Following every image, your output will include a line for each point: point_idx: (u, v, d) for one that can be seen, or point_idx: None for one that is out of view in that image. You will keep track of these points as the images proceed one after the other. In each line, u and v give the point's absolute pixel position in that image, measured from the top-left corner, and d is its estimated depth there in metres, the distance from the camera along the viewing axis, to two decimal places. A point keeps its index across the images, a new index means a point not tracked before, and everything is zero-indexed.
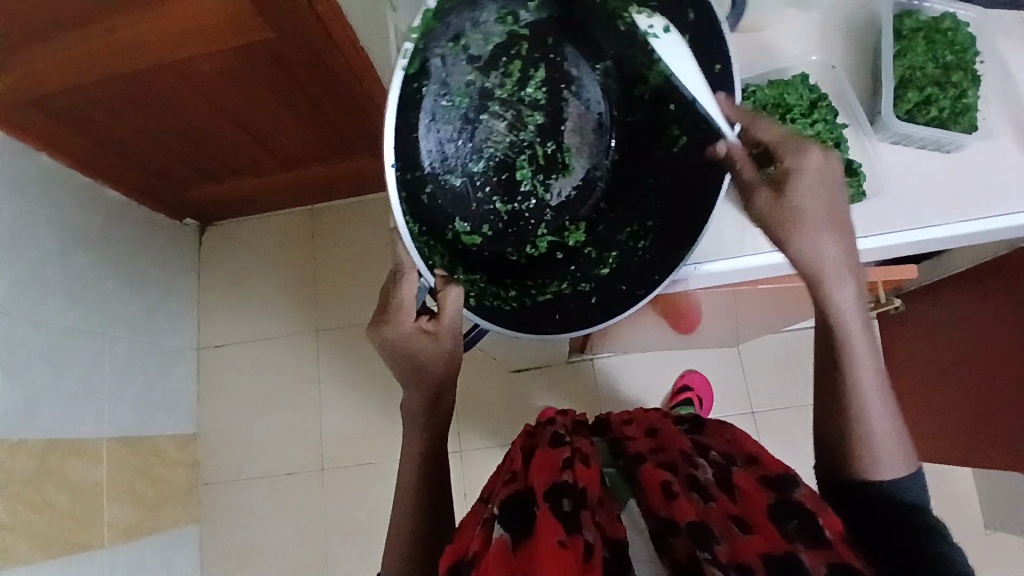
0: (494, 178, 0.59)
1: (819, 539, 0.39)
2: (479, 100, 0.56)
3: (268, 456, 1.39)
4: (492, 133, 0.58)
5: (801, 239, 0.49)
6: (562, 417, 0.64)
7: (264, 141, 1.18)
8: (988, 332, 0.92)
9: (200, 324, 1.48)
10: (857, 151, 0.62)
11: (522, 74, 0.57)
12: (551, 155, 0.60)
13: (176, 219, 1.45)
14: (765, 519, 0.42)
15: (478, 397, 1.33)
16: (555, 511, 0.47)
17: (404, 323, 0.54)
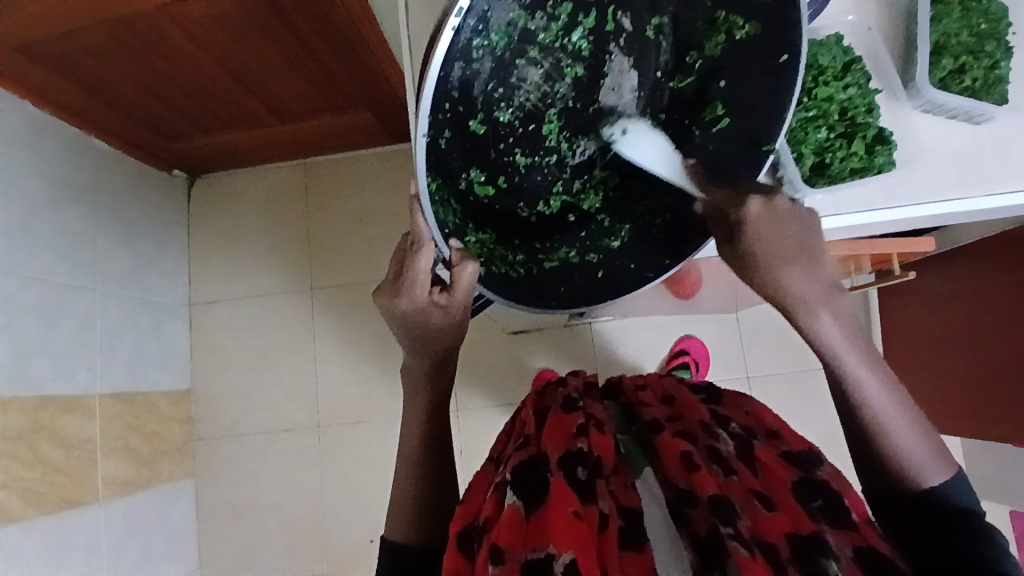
0: (520, 130, 0.51)
1: (844, 521, 0.41)
2: (518, 43, 0.46)
3: (263, 413, 1.39)
4: (525, 81, 0.49)
5: (782, 277, 0.52)
6: (574, 380, 0.63)
7: (259, 92, 1.13)
8: (992, 305, 0.92)
9: (191, 279, 1.45)
10: (889, 118, 0.59)
11: (570, 19, 0.47)
12: (583, 114, 0.53)
13: (164, 171, 1.39)
14: (789, 495, 0.43)
15: (476, 359, 1.32)
16: (570, 480, 0.44)
17: (418, 296, 0.53)
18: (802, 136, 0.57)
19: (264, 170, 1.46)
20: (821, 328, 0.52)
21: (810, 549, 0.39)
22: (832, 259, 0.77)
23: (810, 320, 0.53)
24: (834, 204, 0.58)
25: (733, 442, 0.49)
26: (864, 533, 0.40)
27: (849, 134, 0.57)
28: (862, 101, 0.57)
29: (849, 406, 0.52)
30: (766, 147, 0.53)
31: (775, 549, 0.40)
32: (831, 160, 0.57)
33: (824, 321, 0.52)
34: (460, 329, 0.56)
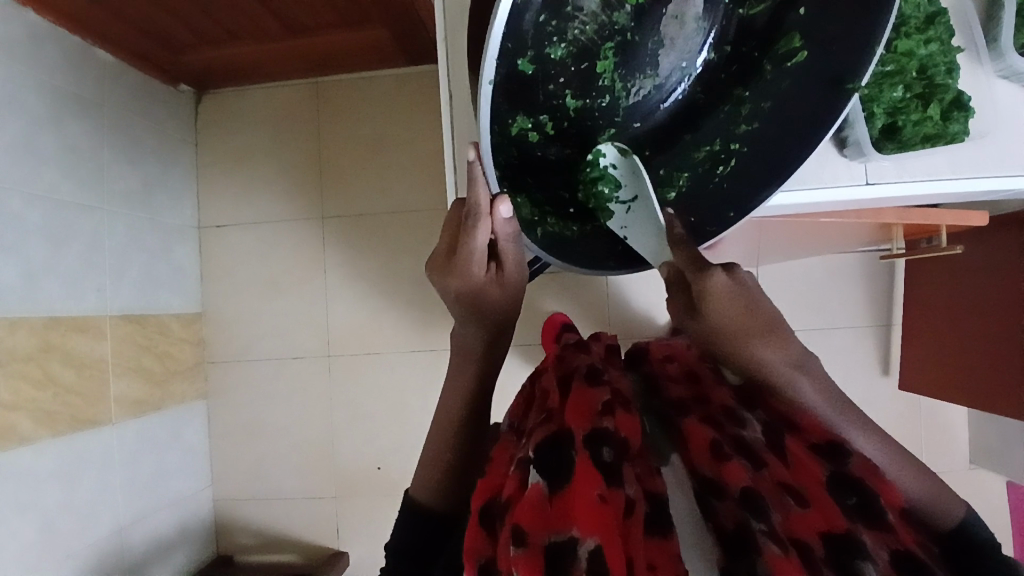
0: (573, 68, 0.50)
1: (880, 522, 0.38)
2: None
3: (273, 340, 1.39)
4: (584, 11, 0.47)
5: (763, 350, 0.45)
6: (596, 346, 0.64)
7: (269, 3, 1.06)
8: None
9: (200, 201, 1.41)
10: (966, 81, 0.54)
11: None
12: (635, 47, 0.53)
13: (170, 84, 1.33)
14: (821, 489, 0.40)
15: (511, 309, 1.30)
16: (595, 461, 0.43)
17: (471, 274, 0.53)
18: (875, 93, 0.53)
19: (274, 87, 1.39)
20: (770, 357, 0.45)
21: (842, 550, 0.36)
22: (872, 227, 0.74)
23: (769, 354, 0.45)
24: (899, 172, 0.53)
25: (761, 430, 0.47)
26: (900, 536, 0.37)
27: (927, 96, 0.52)
28: (942, 59, 0.52)
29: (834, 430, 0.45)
30: (850, 85, 0.49)
31: (808, 545, 0.37)
32: (903, 123, 0.52)
33: (781, 361, 0.45)
34: (515, 301, 0.57)
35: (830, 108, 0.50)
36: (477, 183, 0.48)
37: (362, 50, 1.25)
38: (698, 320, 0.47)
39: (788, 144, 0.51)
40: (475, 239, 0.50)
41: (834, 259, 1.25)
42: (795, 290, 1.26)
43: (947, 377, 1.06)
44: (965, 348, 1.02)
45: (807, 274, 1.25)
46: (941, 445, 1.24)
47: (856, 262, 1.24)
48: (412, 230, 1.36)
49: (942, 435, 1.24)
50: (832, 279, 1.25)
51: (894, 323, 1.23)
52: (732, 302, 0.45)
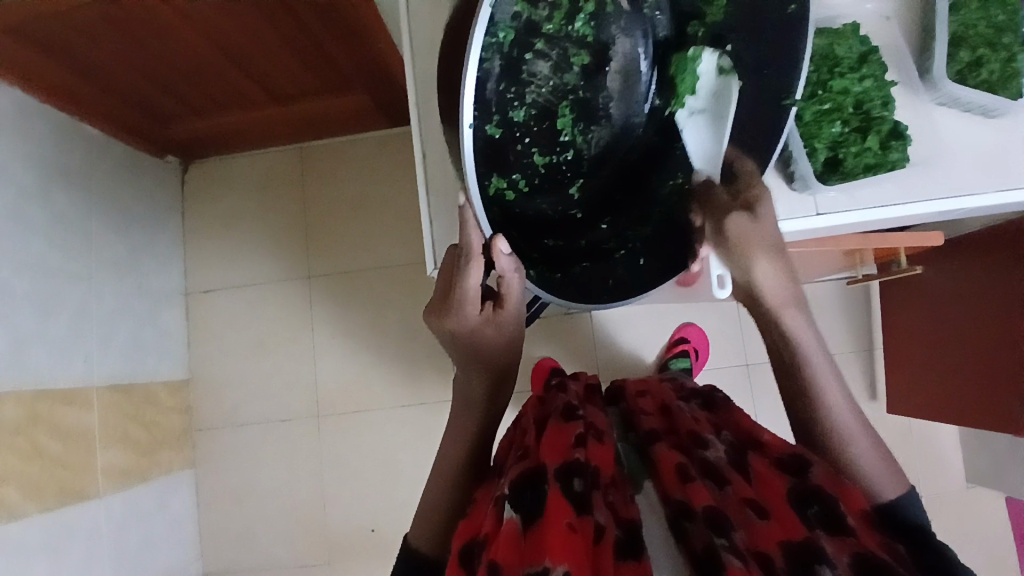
0: (535, 127, 0.54)
1: (841, 528, 0.38)
2: (525, 35, 0.50)
3: (261, 402, 1.38)
4: (535, 76, 0.52)
5: (755, 263, 0.54)
6: (577, 386, 0.66)
7: (252, 73, 1.11)
8: (996, 298, 0.92)
9: (186, 267, 1.43)
10: (905, 112, 0.57)
11: (570, 7, 0.52)
12: (591, 103, 0.56)
13: (158, 155, 1.37)
14: (784, 505, 0.40)
15: None
16: (566, 492, 0.44)
17: (468, 315, 0.54)
18: (815, 130, 0.56)
19: (259, 154, 1.43)
20: (760, 272, 0.54)
21: (805, 559, 0.36)
22: (837, 253, 0.77)
23: (747, 264, 0.54)
24: (847, 200, 0.56)
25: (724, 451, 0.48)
26: (862, 540, 0.37)
27: (864, 129, 0.56)
28: (878, 93, 0.56)
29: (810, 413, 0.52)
30: (789, 100, 0.54)
31: (770, 558, 0.37)
32: (844, 155, 0.56)
33: (764, 272, 0.54)
34: (513, 340, 0.57)
35: (776, 122, 0.55)
36: (469, 226, 0.50)
37: (343, 115, 1.30)
38: (744, 218, 0.54)
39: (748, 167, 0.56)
40: (470, 276, 0.51)
41: (812, 290, 1.27)
42: None
43: (935, 399, 1.07)
44: (948, 367, 1.03)
45: None
46: (936, 468, 1.24)
47: (834, 290, 1.27)
48: (398, 283, 1.38)
49: (935, 459, 1.24)
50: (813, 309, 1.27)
51: (878, 348, 1.25)
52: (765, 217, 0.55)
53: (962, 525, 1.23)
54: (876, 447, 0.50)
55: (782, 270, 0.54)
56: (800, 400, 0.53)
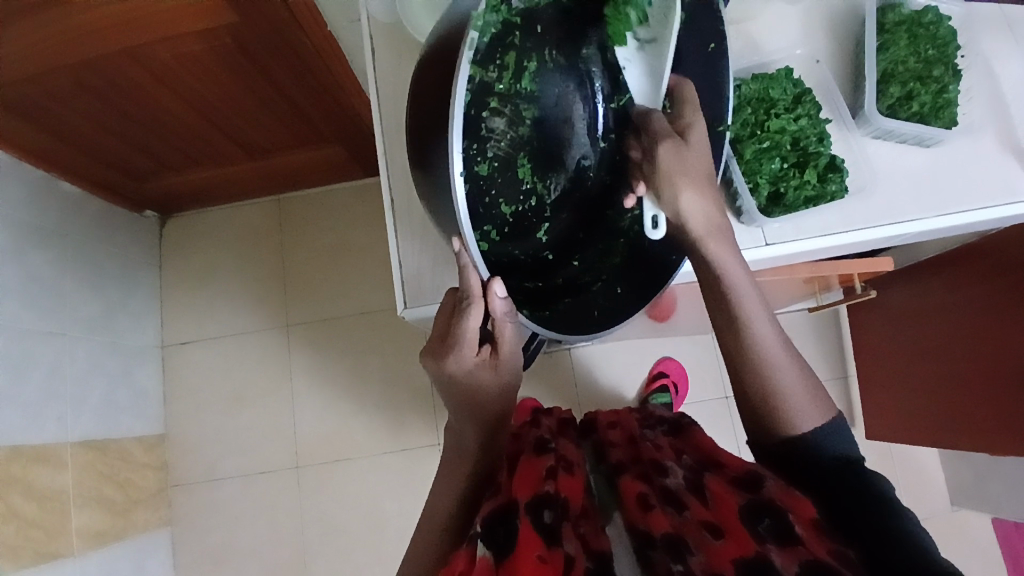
0: (499, 179, 0.55)
1: (791, 538, 0.39)
2: (480, 95, 0.52)
3: (241, 455, 1.36)
4: (493, 132, 0.55)
5: (682, 188, 0.54)
6: (549, 420, 0.67)
7: (228, 130, 1.14)
8: (957, 319, 0.95)
9: (164, 321, 1.43)
10: (840, 146, 0.61)
11: (517, 66, 0.55)
12: (549, 152, 0.59)
13: (135, 211, 1.38)
14: (737, 521, 0.42)
15: None
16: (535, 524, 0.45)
17: (464, 355, 0.57)
18: (756, 167, 0.59)
19: (237, 207, 1.45)
20: (684, 195, 0.54)
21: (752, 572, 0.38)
22: (800, 281, 0.80)
23: (671, 190, 0.54)
24: (794, 229, 0.59)
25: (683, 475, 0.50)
26: (812, 547, 0.38)
27: (802, 164, 0.59)
28: (813, 131, 0.59)
29: (734, 336, 0.54)
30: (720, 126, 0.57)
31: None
32: (784, 190, 0.58)
33: (687, 197, 0.54)
34: (508, 383, 0.61)
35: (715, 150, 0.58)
36: (468, 270, 0.52)
37: (319, 167, 1.34)
38: (676, 144, 0.54)
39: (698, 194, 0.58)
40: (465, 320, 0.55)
41: (783, 319, 1.30)
42: None
43: (913, 420, 1.09)
44: (923, 389, 1.06)
45: None
46: (921, 491, 1.25)
47: (805, 318, 1.30)
48: (377, 328, 1.39)
49: (917, 482, 1.25)
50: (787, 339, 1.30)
51: (852, 374, 1.27)
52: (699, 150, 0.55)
53: (952, 547, 1.23)
54: (796, 360, 0.53)
55: (710, 202, 0.55)
56: (728, 332, 0.54)
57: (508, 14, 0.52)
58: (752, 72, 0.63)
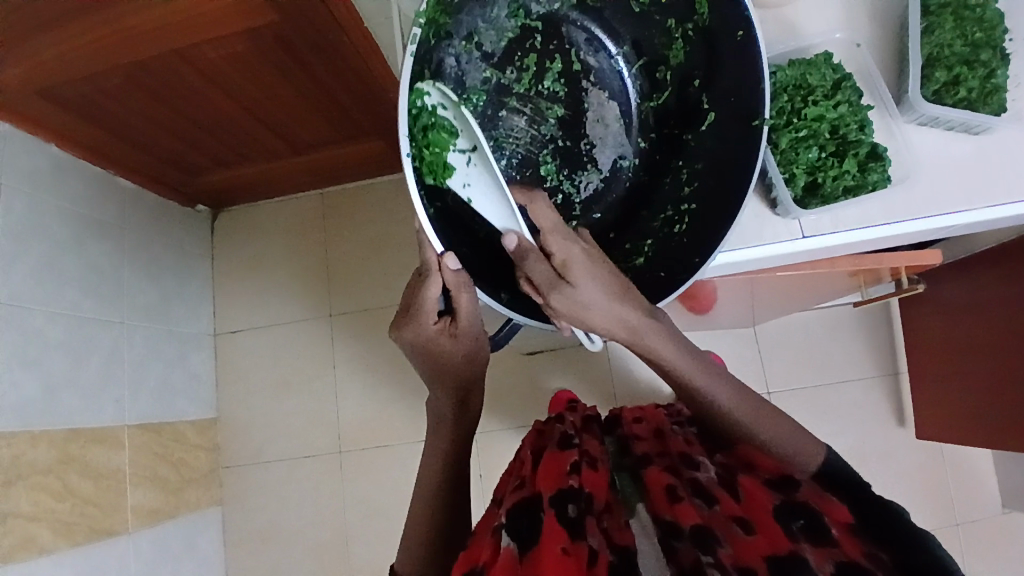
0: (521, 174, 0.66)
1: (826, 539, 0.41)
2: (497, 97, 0.64)
3: (286, 440, 1.41)
4: (513, 130, 0.65)
5: (596, 318, 0.55)
6: (573, 416, 0.69)
7: (273, 126, 1.18)
8: (1015, 314, 0.90)
9: (216, 311, 1.49)
10: (882, 134, 0.59)
11: (538, 67, 0.65)
12: (575, 150, 0.66)
13: (189, 206, 1.45)
14: (769, 518, 0.44)
15: (517, 389, 1.34)
16: (561, 518, 0.46)
17: (424, 325, 0.62)
18: (792, 156, 0.57)
19: (285, 201, 1.50)
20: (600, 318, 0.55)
21: (785, 569, 0.39)
22: (840, 274, 0.77)
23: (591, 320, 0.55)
24: (832, 222, 0.57)
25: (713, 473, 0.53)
26: (846, 549, 0.40)
27: (841, 153, 0.57)
28: (853, 119, 0.56)
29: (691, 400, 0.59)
30: (758, 120, 0.53)
31: (754, 571, 0.41)
32: (822, 180, 0.56)
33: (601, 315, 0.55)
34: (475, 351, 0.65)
35: (753, 144, 0.54)
36: (426, 246, 0.56)
37: (361, 161, 1.36)
38: (566, 290, 0.54)
39: (728, 197, 0.56)
40: (429, 290, 0.59)
41: (828, 313, 1.26)
42: (795, 346, 1.27)
43: (965, 420, 1.05)
44: (974, 388, 1.01)
45: (806, 330, 1.27)
46: (974, 494, 1.20)
47: (851, 312, 1.26)
48: None
49: (970, 485, 1.20)
50: (830, 333, 1.26)
51: (901, 371, 1.23)
52: (587, 270, 0.54)
53: (1004, 552, 1.18)
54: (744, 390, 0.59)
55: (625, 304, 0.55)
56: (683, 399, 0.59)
57: (528, 19, 0.63)
58: (789, 58, 0.61)
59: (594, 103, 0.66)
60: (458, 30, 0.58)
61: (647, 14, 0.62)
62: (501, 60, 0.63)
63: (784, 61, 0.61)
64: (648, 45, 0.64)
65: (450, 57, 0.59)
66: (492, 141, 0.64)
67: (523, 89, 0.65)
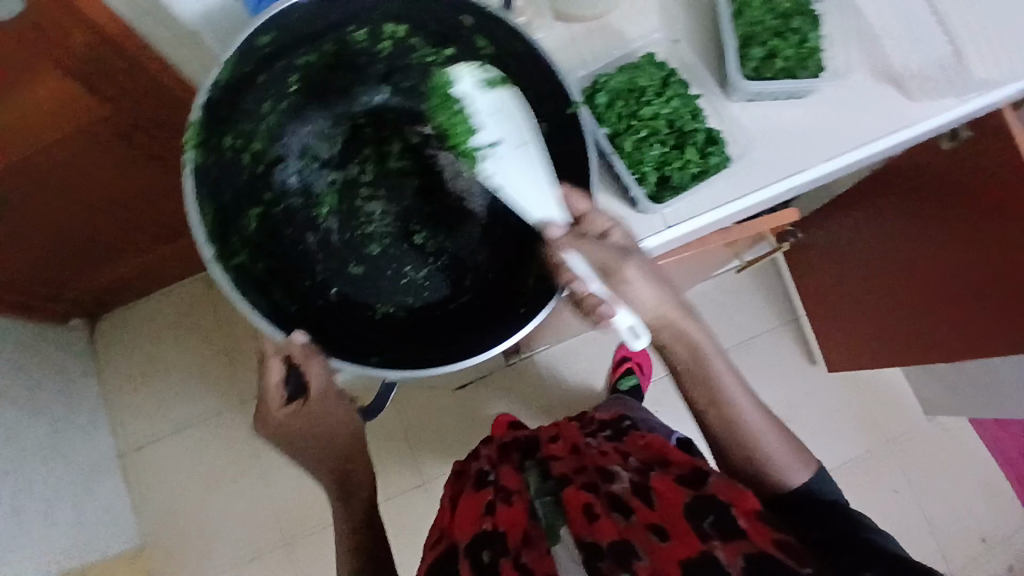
0: (399, 249, 0.66)
1: (733, 533, 0.45)
2: (350, 191, 0.67)
3: (227, 545, 1.31)
4: (373, 214, 0.67)
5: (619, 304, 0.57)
6: (491, 449, 0.71)
7: (133, 220, 1.09)
8: (889, 241, 0.97)
9: (114, 430, 1.35)
10: (714, 119, 0.62)
11: (379, 154, 0.67)
12: (445, 209, 0.67)
13: (59, 324, 1.32)
14: (680, 521, 0.48)
15: (455, 427, 1.31)
16: (476, 567, 0.52)
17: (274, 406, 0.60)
18: (638, 157, 0.60)
19: (166, 294, 1.40)
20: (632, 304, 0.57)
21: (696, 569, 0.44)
22: (722, 246, 0.81)
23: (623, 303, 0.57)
24: (691, 207, 0.59)
25: (627, 478, 0.56)
26: (754, 540, 0.44)
27: (681, 144, 0.60)
28: (687, 109, 0.61)
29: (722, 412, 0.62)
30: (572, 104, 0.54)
31: None
32: (670, 173, 0.59)
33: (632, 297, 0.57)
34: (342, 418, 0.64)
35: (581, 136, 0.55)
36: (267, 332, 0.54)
37: None
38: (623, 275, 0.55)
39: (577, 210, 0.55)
40: (274, 370, 0.57)
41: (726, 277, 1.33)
42: (705, 314, 1.32)
43: (871, 345, 1.12)
44: (869, 316, 1.09)
45: (712, 297, 1.32)
46: (894, 408, 1.29)
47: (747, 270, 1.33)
48: None
49: (888, 401, 1.29)
50: (734, 294, 1.33)
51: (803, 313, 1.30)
52: (644, 263, 0.56)
53: (932, 453, 1.27)
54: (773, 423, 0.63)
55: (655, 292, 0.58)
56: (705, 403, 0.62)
57: (353, 118, 0.66)
58: (616, 66, 0.63)
59: (445, 164, 0.66)
60: (290, 152, 0.63)
61: None
62: (341, 161, 0.67)
63: (611, 69, 0.63)
64: None
65: (290, 176, 0.63)
66: (359, 231, 0.66)
67: (372, 176, 0.67)
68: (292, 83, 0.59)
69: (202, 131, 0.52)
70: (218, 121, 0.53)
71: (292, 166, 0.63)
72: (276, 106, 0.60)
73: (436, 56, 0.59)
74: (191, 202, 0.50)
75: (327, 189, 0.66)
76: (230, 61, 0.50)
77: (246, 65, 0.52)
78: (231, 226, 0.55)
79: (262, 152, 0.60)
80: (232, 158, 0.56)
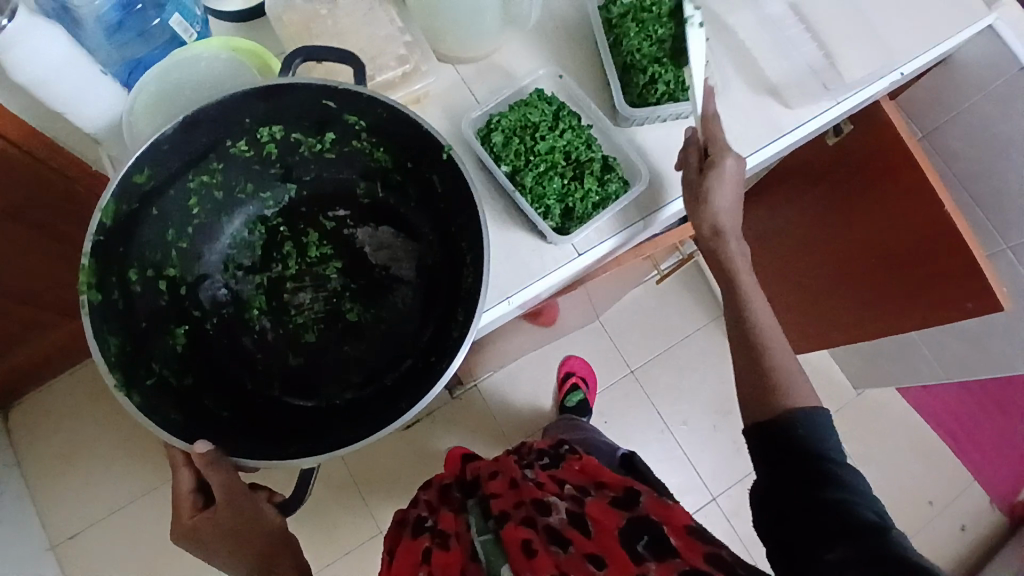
0: (334, 331, 0.68)
1: (668, 553, 0.48)
2: (278, 287, 0.69)
3: None
4: (303, 304, 0.69)
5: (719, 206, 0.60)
6: (429, 493, 0.71)
7: (38, 300, 1.03)
8: (797, 234, 1.03)
9: (43, 521, 1.26)
10: (608, 146, 0.65)
11: (297, 246, 0.70)
12: (371, 282, 0.69)
13: None
14: (618, 548, 0.50)
15: (408, 466, 1.28)
16: None
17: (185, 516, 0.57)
18: (540, 191, 0.60)
19: (84, 368, 1.32)
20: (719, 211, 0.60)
21: None
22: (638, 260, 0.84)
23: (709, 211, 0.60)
24: (597, 235, 0.61)
25: (563, 510, 0.57)
26: (687, 556, 0.47)
27: (580, 173, 0.61)
28: (581, 140, 0.62)
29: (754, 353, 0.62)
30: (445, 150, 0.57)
31: None
32: (573, 204, 0.60)
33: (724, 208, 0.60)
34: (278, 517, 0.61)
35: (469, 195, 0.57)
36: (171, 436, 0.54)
37: None
38: (709, 170, 0.59)
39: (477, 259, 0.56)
40: (183, 478, 0.56)
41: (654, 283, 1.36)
42: (639, 320, 1.35)
43: (797, 332, 1.18)
44: (791, 305, 1.14)
45: (643, 304, 1.36)
46: (827, 388, 1.35)
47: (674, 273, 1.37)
48: None
49: (821, 382, 1.35)
50: (664, 298, 1.37)
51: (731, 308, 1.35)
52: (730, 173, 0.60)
53: (867, 425, 1.34)
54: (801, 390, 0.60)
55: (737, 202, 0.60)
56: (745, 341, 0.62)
57: (265, 221, 0.69)
58: (508, 102, 0.65)
59: (363, 239, 0.69)
60: (213, 271, 0.68)
61: (342, 154, 0.65)
62: (263, 264, 0.70)
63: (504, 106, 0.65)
64: (369, 168, 0.66)
65: (217, 291, 0.68)
66: (292, 322, 0.69)
67: (295, 269, 0.70)
68: (191, 207, 0.63)
69: (96, 271, 0.54)
70: (117, 261, 0.57)
71: (218, 283, 0.68)
72: (182, 231, 0.64)
73: (318, 141, 0.63)
74: (91, 341, 0.51)
75: (256, 292, 0.69)
76: (110, 204, 0.53)
77: (126, 204, 0.55)
78: (150, 352, 0.59)
79: (181, 276, 0.65)
80: (144, 288, 0.60)
